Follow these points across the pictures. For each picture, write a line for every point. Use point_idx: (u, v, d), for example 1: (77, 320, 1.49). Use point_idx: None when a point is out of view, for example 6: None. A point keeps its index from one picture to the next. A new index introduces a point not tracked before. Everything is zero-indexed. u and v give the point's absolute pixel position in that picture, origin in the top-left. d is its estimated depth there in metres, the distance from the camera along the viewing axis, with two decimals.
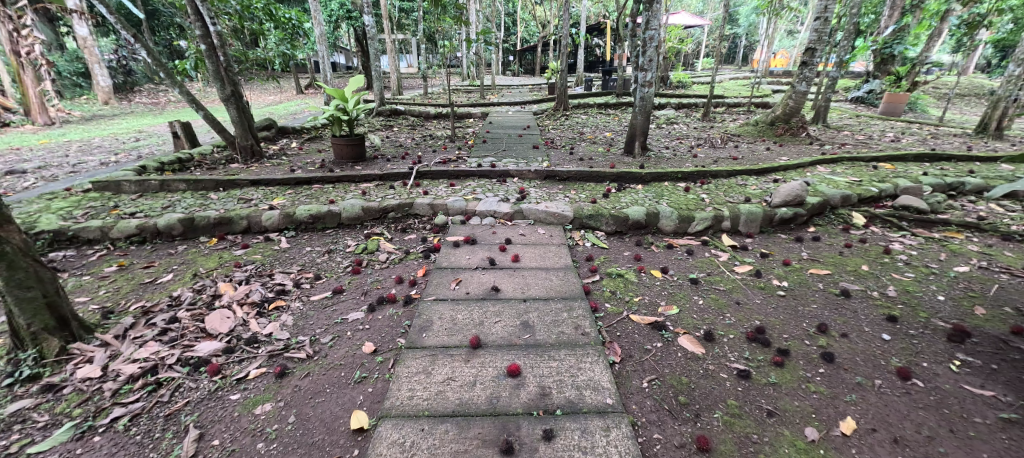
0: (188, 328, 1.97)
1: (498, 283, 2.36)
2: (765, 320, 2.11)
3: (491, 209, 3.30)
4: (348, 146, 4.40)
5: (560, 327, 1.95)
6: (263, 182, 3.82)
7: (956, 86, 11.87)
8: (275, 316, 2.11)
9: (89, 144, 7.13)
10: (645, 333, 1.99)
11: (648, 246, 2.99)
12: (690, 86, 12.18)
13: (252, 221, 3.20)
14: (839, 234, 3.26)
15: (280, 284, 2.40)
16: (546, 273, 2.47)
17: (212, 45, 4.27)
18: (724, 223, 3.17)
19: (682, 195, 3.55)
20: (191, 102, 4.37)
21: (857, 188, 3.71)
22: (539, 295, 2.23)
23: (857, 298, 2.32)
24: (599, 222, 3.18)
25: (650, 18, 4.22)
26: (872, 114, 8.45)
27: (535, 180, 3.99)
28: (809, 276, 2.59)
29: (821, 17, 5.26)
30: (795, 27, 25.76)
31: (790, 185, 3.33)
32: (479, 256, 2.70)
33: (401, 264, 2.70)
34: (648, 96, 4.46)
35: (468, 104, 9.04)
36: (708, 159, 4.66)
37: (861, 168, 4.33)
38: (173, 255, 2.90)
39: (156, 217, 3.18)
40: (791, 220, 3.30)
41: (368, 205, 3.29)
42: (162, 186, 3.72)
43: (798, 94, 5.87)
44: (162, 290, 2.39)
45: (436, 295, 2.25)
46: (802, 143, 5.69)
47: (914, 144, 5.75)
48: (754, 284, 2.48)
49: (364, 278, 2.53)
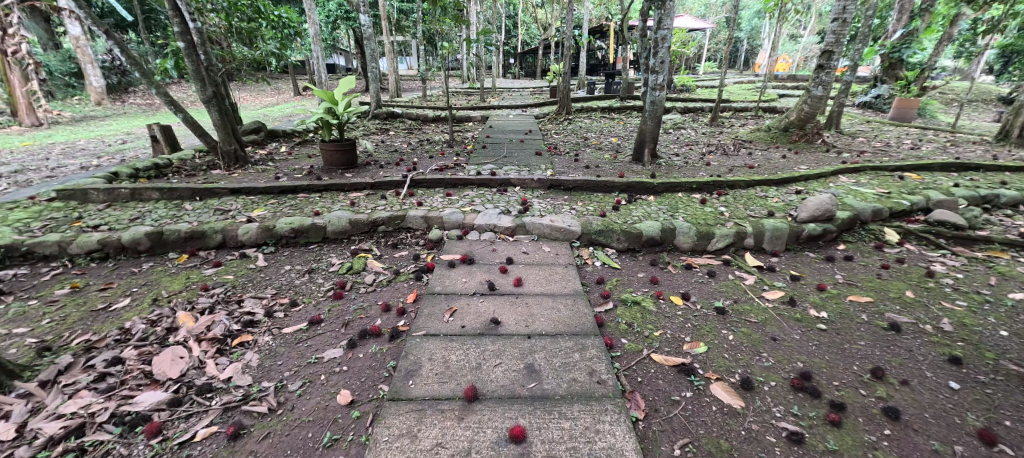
0: (131, 371, 1.66)
1: (498, 314, 2.05)
2: (810, 361, 1.81)
3: (490, 223, 3.01)
4: (338, 152, 4.11)
5: (572, 372, 1.65)
6: (245, 191, 3.53)
7: (966, 92, 11.65)
8: (237, 355, 1.81)
9: (74, 147, 6.86)
10: (670, 378, 1.70)
11: (664, 266, 2.71)
12: (695, 90, 11.91)
13: (227, 235, 2.91)
14: (873, 252, 2.97)
15: (250, 313, 2.10)
16: (554, 301, 2.17)
17: (192, 43, 3.89)
18: (748, 240, 2.88)
19: (699, 208, 3.26)
20: (171, 104, 4.05)
21: (887, 201, 3.42)
22: (546, 330, 1.92)
23: (909, 334, 2.03)
24: (610, 239, 2.88)
25: (663, 17, 3.94)
26: (883, 120, 8.21)
27: (538, 189, 3.72)
28: (849, 304, 2.29)
29: (840, 18, 5.03)
30: (797, 31, 25.69)
31: (818, 199, 3.05)
32: (477, 278, 2.40)
33: (389, 287, 2.41)
34: (658, 100, 4.15)
35: (468, 107, 8.77)
36: (722, 167, 4.37)
37: (887, 179, 4.05)
38: (136, 275, 2.61)
39: (122, 231, 2.88)
40: (819, 237, 3.01)
41: (356, 218, 3.01)
42: (133, 195, 3.41)
43: (813, 99, 5.59)
44: (113, 320, 2.08)
45: (427, 329, 1.94)
46: (819, 150, 5.40)
47: (935, 152, 5.50)
48: (789, 313, 2.18)
49: (347, 305, 2.23)
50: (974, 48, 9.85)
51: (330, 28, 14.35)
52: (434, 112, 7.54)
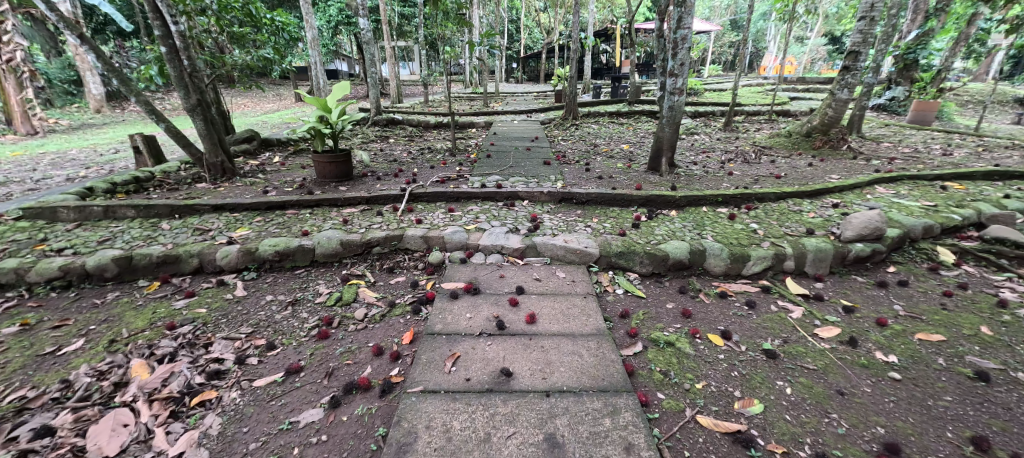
0: (61, 448, 1.36)
1: (509, 362, 1.73)
2: (892, 427, 1.48)
3: (497, 244, 2.69)
4: (332, 163, 3.82)
5: (603, 448, 1.33)
6: (229, 207, 3.24)
7: (982, 93, 11.25)
8: (195, 419, 1.50)
9: (64, 157, 6.60)
10: (724, 452, 1.38)
11: (695, 294, 2.38)
12: (703, 94, 11.57)
13: (205, 259, 2.61)
14: (929, 276, 2.63)
15: (217, 361, 1.80)
16: (573, 344, 1.85)
17: (174, 47, 3.62)
18: (788, 263, 2.55)
19: (728, 225, 2.94)
20: (151, 113, 3.77)
21: (936, 216, 3.08)
22: (567, 385, 1.59)
23: (1002, 385, 1.69)
24: (632, 262, 2.56)
25: (683, 15, 3.61)
26: (899, 123, 7.87)
27: (548, 204, 3.41)
28: (919, 344, 1.95)
29: (868, 16, 4.69)
30: (803, 34, 25.34)
31: (864, 215, 2.71)
32: (483, 313, 2.08)
33: (382, 325, 2.09)
34: (677, 105, 3.87)
35: (471, 112, 8.48)
36: (746, 177, 4.03)
37: (929, 189, 3.70)
38: (98, 308, 2.31)
39: (88, 255, 2.59)
40: (867, 258, 2.68)
41: (347, 239, 2.70)
42: (106, 213, 3.13)
43: (838, 103, 5.25)
44: (59, 369, 1.78)
45: (425, 384, 1.62)
46: (845, 158, 5.06)
47: (969, 159, 5.14)
48: (851, 357, 1.84)
49: (333, 349, 1.91)
50: (986, 49, 9.49)
51: (331, 33, 14.14)
52: (435, 118, 7.26)
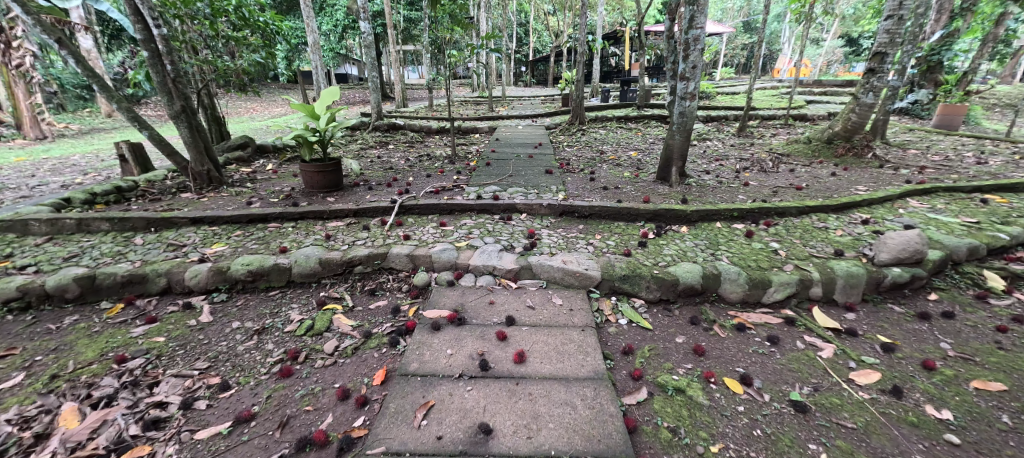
0: None
1: (490, 415, 1.48)
2: None
3: (488, 265, 2.45)
4: (320, 173, 3.62)
5: None
6: (208, 220, 3.05)
7: (1012, 96, 10.70)
8: None
9: (66, 162, 6.53)
10: None
11: (710, 326, 2.11)
12: (715, 97, 11.23)
13: (173, 279, 2.41)
14: (978, 306, 2.31)
15: (160, 406, 1.59)
16: (566, 391, 1.60)
17: (157, 52, 3.45)
18: (814, 289, 2.26)
19: (745, 244, 2.66)
20: (135, 120, 3.61)
21: (980, 235, 2.76)
22: (556, 448, 1.34)
23: None
24: (637, 287, 2.29)
25: (696, 14, 3.34)
26: (924, 127, 7.43)
27: (548, 217, 3.17)
28: (976, 394, 1.65)
29: (895, 15, 4.36)
30: (821, 35, 24.75)
31: (901, 235, 2.41)
32: (466, 350, 1.83)
33: (353, 360, 1.86)
34: (689, 110, 3.59)
35: (476, 117, 8.29)
36: (763, 188, 3.74)
37: (968, 203, 3.36)
38: (51, 334, 2.12)
39: (50, 273, 2.41)
40: (905, 284, 2.37)
41: (327, 257, 2.48)
42: (79, 226, 2.96)
43: (862, 107, 4.90)
44: None
45: (390, 442, 1.38)
46: (870, 166, 4.72)
47: (1005, 167, 4.76)
48: (897, 413, 1.56)
49: (293, 390, 1.69)
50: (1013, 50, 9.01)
51: (338, 37, 14.10)
52: (438, 123, 7.07)
